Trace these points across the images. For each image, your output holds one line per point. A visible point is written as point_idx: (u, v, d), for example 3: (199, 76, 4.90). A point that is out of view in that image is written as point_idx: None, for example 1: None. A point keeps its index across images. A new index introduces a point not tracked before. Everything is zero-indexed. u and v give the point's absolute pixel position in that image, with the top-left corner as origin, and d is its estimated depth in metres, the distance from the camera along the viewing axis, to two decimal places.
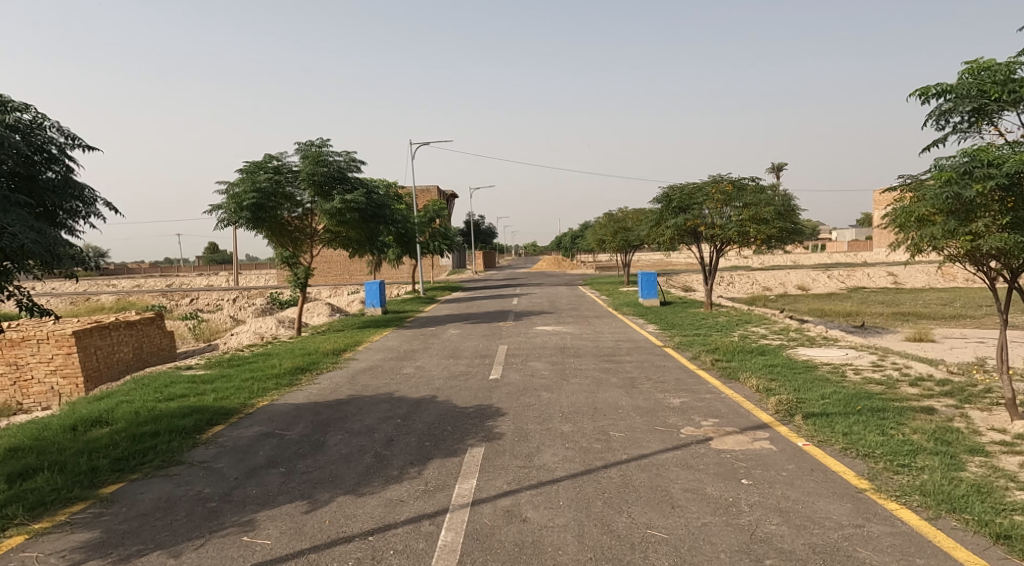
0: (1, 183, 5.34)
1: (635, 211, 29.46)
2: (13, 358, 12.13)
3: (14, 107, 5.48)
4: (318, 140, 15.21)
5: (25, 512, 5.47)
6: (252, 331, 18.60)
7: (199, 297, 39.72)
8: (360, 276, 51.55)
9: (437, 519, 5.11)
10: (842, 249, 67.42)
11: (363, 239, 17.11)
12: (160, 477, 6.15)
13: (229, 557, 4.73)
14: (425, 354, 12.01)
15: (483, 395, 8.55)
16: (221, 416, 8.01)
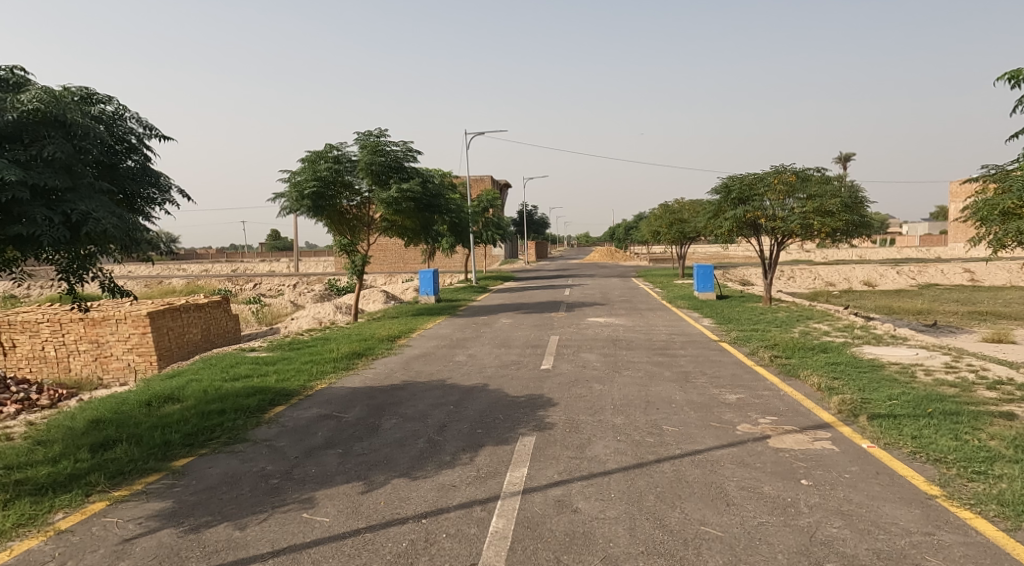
0: (88, 171, 5.64)
1: (691, 202, 28.86)
2: (95, 336, 12.81)
3: (98, 99, 5.74)
4: (376, 129, 15.44)
5: (107, 480, 5.79)
6: (311, 316, 19.12)
7: (262, 282, 41.07)
8: (414, 264, 52.58)
9: (489, 505, 5.18)
10: (914, 249, 58.92)
11: (418, 228, 17.29)
12: (225, 452, 6.40)
13: (291, 532, 4.90)
14: (477, 342, 12.14)
15: (535, 385, 8.60)
16: (283, 396, 8.30)
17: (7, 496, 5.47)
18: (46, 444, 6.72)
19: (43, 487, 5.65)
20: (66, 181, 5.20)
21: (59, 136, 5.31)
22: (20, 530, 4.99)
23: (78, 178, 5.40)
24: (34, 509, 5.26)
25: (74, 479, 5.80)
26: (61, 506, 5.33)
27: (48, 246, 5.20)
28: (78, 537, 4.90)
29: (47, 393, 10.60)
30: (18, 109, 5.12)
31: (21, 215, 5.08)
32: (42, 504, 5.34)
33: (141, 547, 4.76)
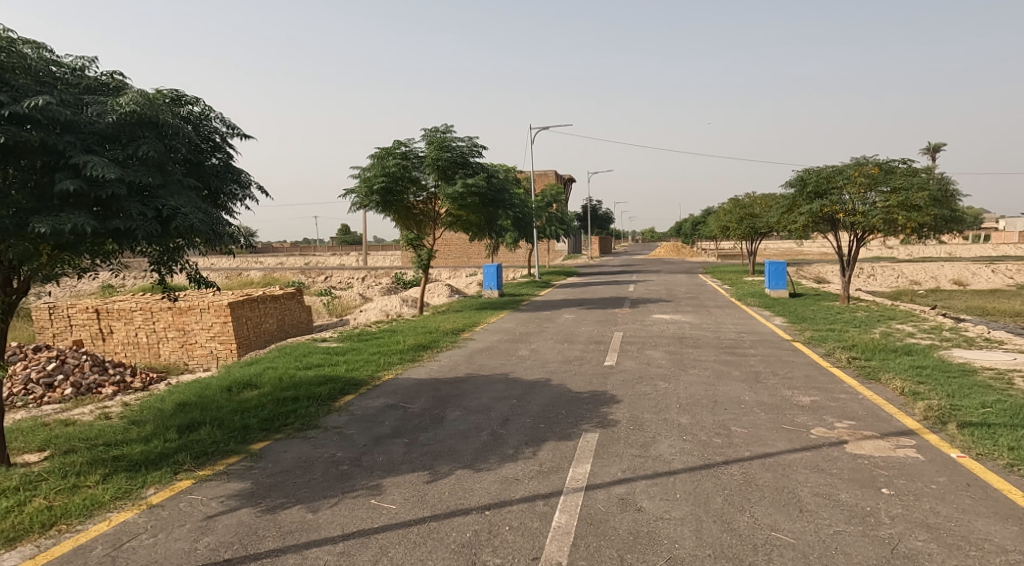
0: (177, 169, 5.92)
1: (763, 197, 27.97)
2: (182, 325, 13.44)
3: (187, 101, 5.96)
4: (443, 125, 15.58)
5: (192, 459, 6.07)
6: (378, 309, 19.52)
7: (332, 274, 42.32)
8: (478, 258, 52.99)
9: (551, 500, 5.15)
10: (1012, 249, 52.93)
11: (483, 223, 17.38)
12: (299, 438, 6.59)
13: (360, 516, 4.99)
14: (540, 337, 12.12)
15: (598, 381, 8.51)
16: (353, 385, 8.50)
17: (105, 471, 5.83)
18: (139, 424, 7.16)
19: (136, 464, 5.98)
20: (158, 178, 5.45)
21: (153, 136, 5.57)
22: (116, 503, 5.28)
23: (168, 176, 5.66)
24: (128, 483, 5.55)
25: (163, 457, 6.12)
26: (153, 482, 5.61)
27: (141, 240, 5.45)
28: (168, 511, 5.14)
29: (138, 377, 11.20)
30: (117, 111, 5.37)
31: (118, 211, 5.33)
32: (136, 480, 5.64)
33: (222, 523, 4.94)
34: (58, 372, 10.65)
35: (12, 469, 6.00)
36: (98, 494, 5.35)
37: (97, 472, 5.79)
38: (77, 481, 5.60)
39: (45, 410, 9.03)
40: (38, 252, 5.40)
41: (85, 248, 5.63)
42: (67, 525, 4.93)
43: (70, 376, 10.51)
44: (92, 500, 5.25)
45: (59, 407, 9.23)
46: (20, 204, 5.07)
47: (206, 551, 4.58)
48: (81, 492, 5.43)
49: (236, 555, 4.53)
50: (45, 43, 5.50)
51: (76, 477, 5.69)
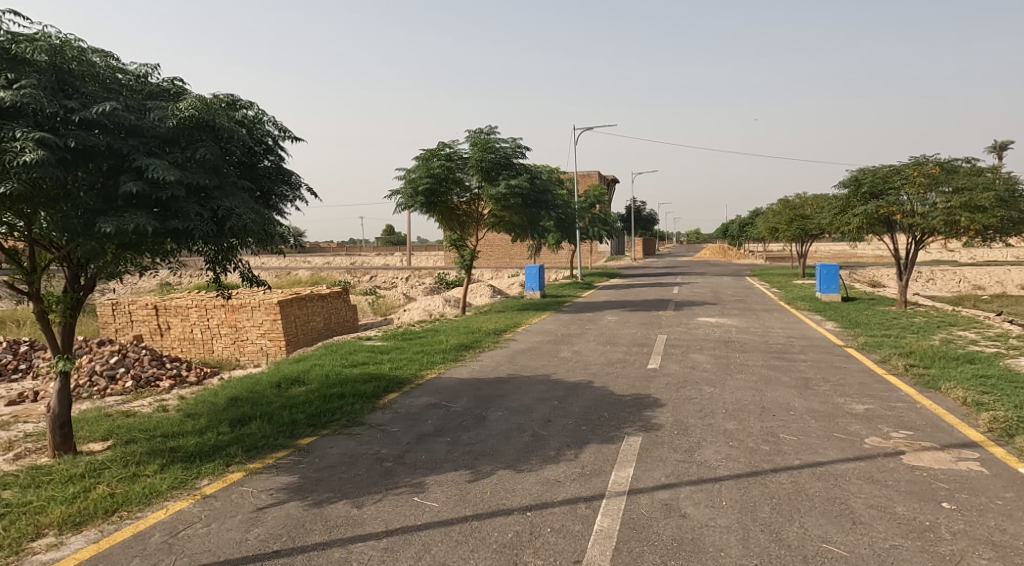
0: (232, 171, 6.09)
1: (814, 198, 27.24)
2: (233, 322, 13.78)
3: (242, 105, 6.06)
4: (487, 126, 15.62)
5: (243, 452, 6.19)
6: (422, 309, 19.66)
7: (377, 274, 42.87)
8: (521, 259, 52.97)
9: (594, 503, 5.08)
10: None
11: (526, 224, 17.34)
12: (345, 434, 6.66)
13: (403, 513, 5.00)
14: (582, 339, 12.02)
15: (642, 384, 8.38)
16: (397, 384, 8.57)
17: (162, 461, 5.98)
18: (194, 417, 7.35)
19: (191, 456, 6.12)
20: (214, 180, 5.60)
21: (209, 139, 5.72)
22: (173, 492, 5.41)
23: (223, 178, 5.81)
24: (184, 474, 5.69)
25: (216, 450, 6.25)
26: (207, 473, 5.73)
27: (199, 240, 5.58)
28: (220, 502, 5.24)
29: (192, 371, 11.52)
30: (177, 116, 5.53)
31: (177, 212, 5.46)
32: (191, 470, 5.77)
33: (271, 516, 5.00)
34: (120, 365, 11.01)
35: (76, 458, 6.20)
36: (156, 483, 5.49)
37: (155, 462, 5.95)
38: (137, 470, 5.76)
39: (107, 401, 9.35)
40: (102, 251, 5.52)
41: (146, 248, 5.76)
42: (128, 512, 5.07)
43: (131, 369, 10.86)
44: (150, 489, 5.39)
45: (121, 399, 9.55)
46: (87, 204, 5.19)
47: (255, 542, 4.64)
48: (140, 480, 5.58)
49: (285, 547, 4.58)
50: (110, 51, 5.69)
51: (136, 467, 5.85)
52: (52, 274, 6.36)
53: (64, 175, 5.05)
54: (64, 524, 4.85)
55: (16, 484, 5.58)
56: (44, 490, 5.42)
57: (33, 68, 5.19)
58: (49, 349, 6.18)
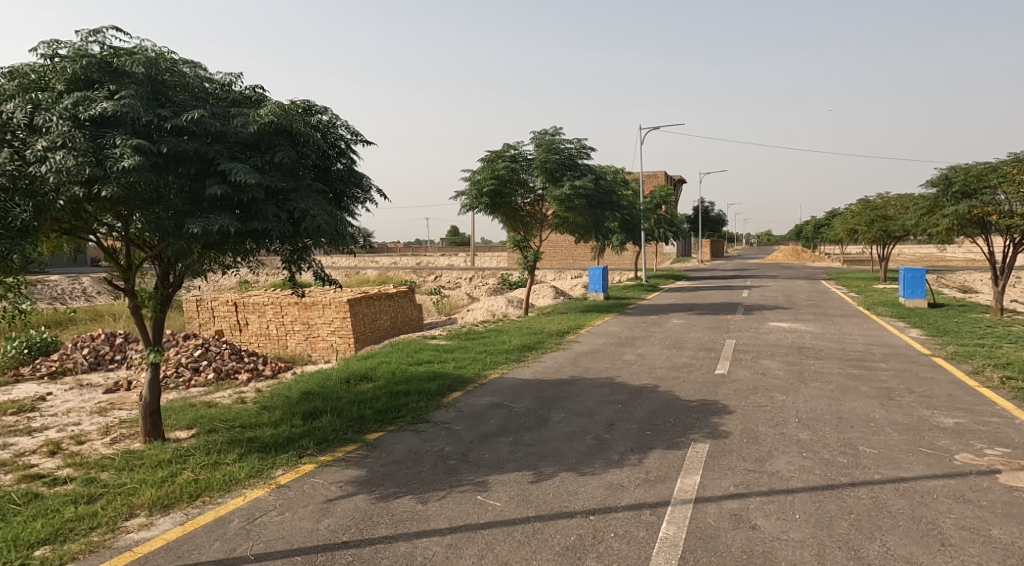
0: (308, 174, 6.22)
1: (898, 198, 25.95)
2: (305, 319, 14.16)
3: (317, 110, 6.17)
4: (552, 127, 15.56)
5: (315, 445, 6.32)
6: (484, 309, 19.71)
7: (441, 274, 43.39)
8: (584, 260, 52.60)
9: (659, 510, 4.91)
10: None
11: (590, 225, 17.16)
12: (410, 431, 6.70)
13: (465, 511, 4.97)
14: (647, 342, 11.77)
15: (709, 390, 8.12)
16: (461, 383, 8.58)
17: (240, 451, 6.16)
18: (270, 409, 7.56)
19: (267, 446, 6.28)
20: (291, 183, 5.72)
21: (287, 144, 5.85)
22: (250, 480, 5.55)
23: (299, 180, 5.94)
24: (260, 463, 5.84)
25: (290, 442, 6.40)
26: (281, 463, 5.87)
27: (276, 240, 5.71)
28: (294, 492, 5.34)
29: (267, 365, 11.89)
30: (258, 122, 5.67)
31: (257, 213, 5.60)
32: (266, 460, 5.92)
33: (340, 507, 5.06)
34: (202, 358, 11.46)
35: (165, 444, 6.46)
36: (235, 471, 5.65)
37: (234, 451, 6.13)
38: (218, 458, 5.95)
39: (191, 392, 9.74)
40: (189, 251, 5.72)
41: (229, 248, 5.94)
42: (210, 497, 5.22)
43: (213, 362, 11.28)
44: (230, 476, 5.54)
45: (203, 390, 9.94)
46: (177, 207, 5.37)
47: (325, 532, 4.69)
48: (221, 468, 5.75)
49: (352, 538, 4.61)
50: (198, 62, 5.92)
51: (217, 454, 6.04)
52: (145, 271, 6.66)
53: (157, 179, 5.25)
54: (154, 506, 5.04)
55: (112, 467, 5.85)
56: (136, 473, 5.66)
57: (131, 80, 5.45)
58: (142, 342, 6.48)
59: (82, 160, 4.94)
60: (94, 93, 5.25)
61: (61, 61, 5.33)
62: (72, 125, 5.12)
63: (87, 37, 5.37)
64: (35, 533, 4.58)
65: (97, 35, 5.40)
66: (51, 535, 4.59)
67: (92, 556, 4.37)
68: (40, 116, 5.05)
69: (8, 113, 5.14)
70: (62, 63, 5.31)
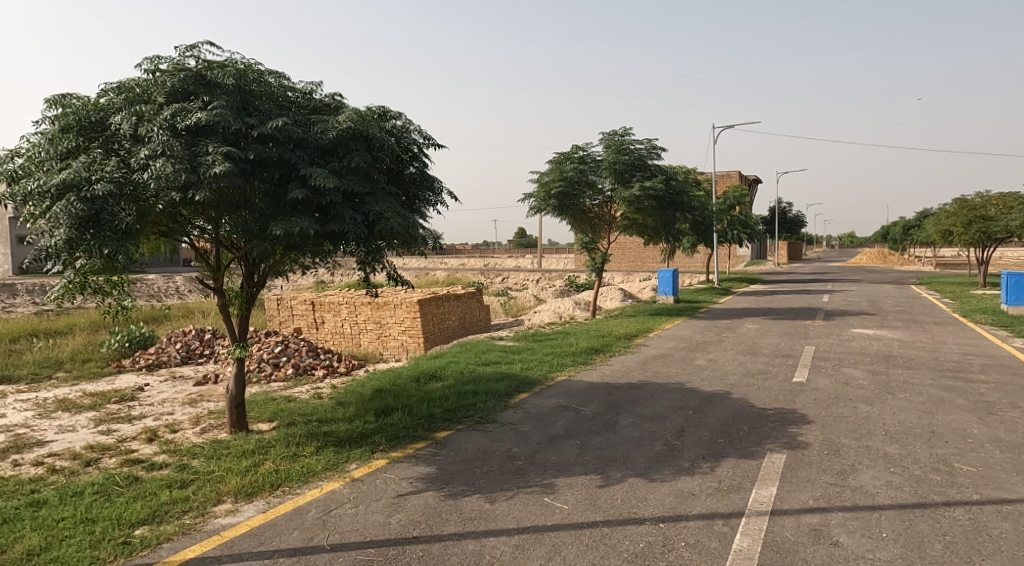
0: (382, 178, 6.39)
1: (1000, 197, 24.42)
2: (378, 318, 14.53)
3: (391, 115, 6.33)
4: (621, 128, 15.44)
5: (387, 441, 6.48)
6: (552, 311, 19.71)
7: (509, 275, 43.71)
8: (653, 262, 51.86)
9: (732, 521, 4.80)
10: None
11: (661, 227, 16.92)
12: (478, 430, 6.78)
13: (533, 513, 4.98)
14: (719, 347, 11.50)
15: (786, 398, 7.86)
16: (528, 384, 8.62)
17: (317, 444, 6.38)
18: (344, 405, 7.80)
19: (341, 441, 6.48)
20: (366, 187, 5.88)
21: (363, 149, 6.02)
22: (326, 472, 5.75)
23: (374, 184, 6.10)
24: (335, 457, 6.03)
25: (363, 437, 6.58)
26: (355, 458, 6.05)
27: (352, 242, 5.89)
28: (367, 486, 5.49)
29: (341, 362, 12.26)
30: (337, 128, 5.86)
31: (335, 216, 5.79)
32: (341, 454, 6.11)
33: (411, 503, 5.16)
34: (283, 354, 11.91)
35: (249, 435, 6.76)
36: (313, 464, 5.86)
37: (312, 444, 6.36)
38: (297, 451, 6.18)
39: (272, 386, 10.15)
40: (272, 251, 5.97)
41: (309, 249, 6.16)
42: (290, 487, 5.44)
43: (292, 358, 11.71)
44: (307, 468, 5.76)
45: (282, 385, 10.35)
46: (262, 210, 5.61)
47: (397, 526, 4.80)
48: (300, 460, 5.98)
49: (423, 534, 4.70)
50: (282, 72, 6.17)
51: (296, 447, 6.28)
52: (233, 271, 6.99)
53: (244, 184, 5.50)
54: (239, 493, 5.28)
55: (202, 455, 6.17)
56: (223, 461, 5.96)
57: (222, 91, 5.74)
58: (229, 338, 6.80)
59: (179, 166, 5.24)
60: (189, 104, 5.57)
61: (162, 75, 5.67)
62: (170, 135, 5.44)
63: (184, 52, 5.70)
64: (135, 514, 4.87)
65: (193, 50, 5.71)
66: (148, 516, 4.87)
67: (185, 538, 4.61)
68: (142, 127, 5.40)
69: (115, 125, 5.50)
70: (162, 77, 5.65)
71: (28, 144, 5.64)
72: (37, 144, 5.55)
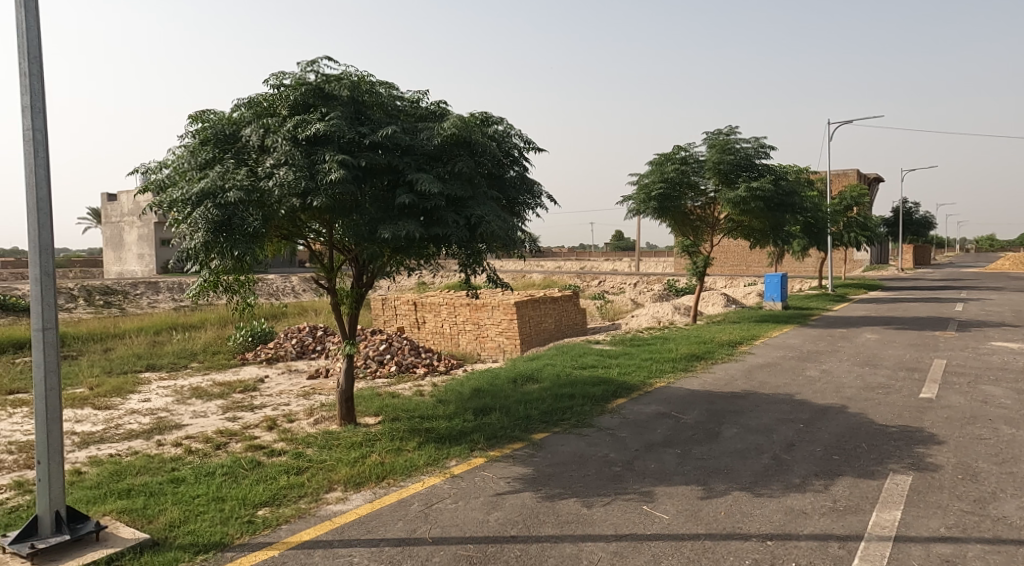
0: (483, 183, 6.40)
1: None
2: (475, 319, 14.69)
3: (494, 121, 6.33)
4: (727, 126, 14.88)
5: (485, 440, 6.48)
6: (651, 316, 19.25)
7: (607, 279, 43.29)
8: (759, 267, 49.85)
9: (850, 544, 4.44)
10: None
11: (768, 230, 16.16)
12: (575, 434, 6.67)
13: (632, 521, 4.82)
14: (834, 357, 10.81)
15: (912, 415, 7.25)
16: (626, 389, 8.41)
17: (419, 439, 6.48)
18: (444, 403, 7.90)
19: (441, 438, 6.55)
20: (469, 192, 5.90)
21: (466, 154, 6.06)
22: (427, 467, 5.81)
23: (476, 189, 6.11)
24: (436, 453, 6.09)
25: (462, 435, 6.62)
26: (454, 455, 6.08)
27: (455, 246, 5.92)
28: (466, 483, 5.50)
29: (441, 361, 12.48)
30: (442, 135, 5.91)
31: (440, 220, 5.84)
32: (441, 451, 6.17)
33: (509, 502, 5.13)
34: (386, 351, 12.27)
35: (357, 428, 6.96)
36: (415, 458, 5.94)
37: (414, 440, 6.46)
38: (400, 445, 6.30)
39: (376, 382, 10.45)
40: (381, 255, 6.10)
41: (414, 252, 6.25)
42: (394, 480, 5.53)
43: (394, 356, 12.04)
44: (410, 462, 5.84)
45: (385, 381, 10.65)
46: (372, 214, 5.76)
47: (495, 524, 4.77)
48: (403, 454, 6.08)
49: (521, 534, 4.64)
50: (392, 83, 6.31)
51: (399, 441, 6.40)
52: (344, 273, 7.21)
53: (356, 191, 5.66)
54: (348, 482, 5.43)
55: (314, 444, 6.40)
56: (334, 452, 6.14)
57: (338, 102, 5.93)
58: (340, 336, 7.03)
59: (299, 174, 5.45)
60: (309, 116, 5.78)
61: (285, 89, 5.93)
62: (292, 145, 5.68)
63: (305, 67, 5.92)
64: (258, 496, 5.10)
65: (313, 64, 5.92)
66: (269, 498, 5.09)
67: (300, 521, 4.77)
68: (268, 138, 5.67)
69: (245, 137, 5.80)
70: (285, 91, 5.90)
71: (172, 156, 6.06)
72: (179, 156, 5.95)
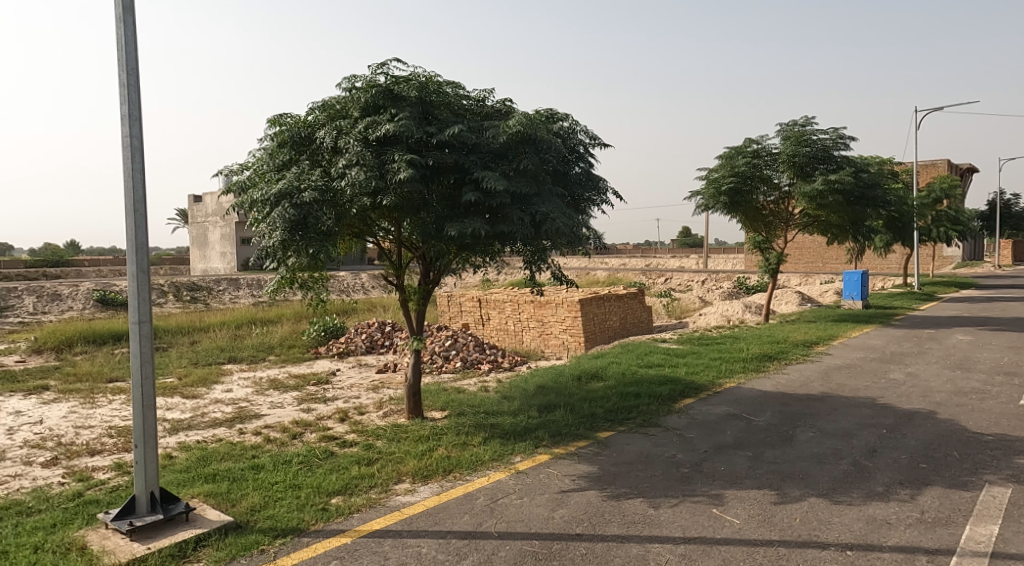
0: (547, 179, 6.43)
1: None
2: (540, 316, 14.73)
3: (558, 117, 6.36)
4: (802, 117, 14.39)
5: (550, 437, 6.51)
6: (720, 314, 18.84)
7: (674, 276, 42.60)
8: (836, 263, 47.96)
9: (936, 558, 4.26)
10: None
11: (847, 224, 15.55)
12: (641, 433, 6.63)
13: (702, 524, 4.76)
14: (919, 360, 10.32)
15: (1008, 424, 6.86)
16: (693, 389, 8.29)
17: (485, 435, 6.57)
18: (510, 399, 7.98)
19: (507, 434, 6.62)
20: (533, 188, 5.94)
21: (531, 152, 6.10)
22: (493, 462, 5.90)
23: (541, 185, 6.15)
24: (502, 448, 6.18)
25: (527, 431, 6.69)
26: (519, 451, 6.15)
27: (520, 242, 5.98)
28: (532, 479, 5.56)
29: (507, 357, 12.58)
30: (507, 133, 5.96)
31: (504, 217, 5.91)
32: (507, 446, 6.25)
33: (575, 500, 5.16)
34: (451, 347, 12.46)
35: (424, 422, 7.12)
36: (480, 453, 6.04)
37: (479, 435, 6.56)
38: (466, 440, 6.41)
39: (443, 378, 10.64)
40: (448, 251, 6.22)
41: (480, 249, 6.34)
42: (460, 474, 5.65)
43: (460, 352, 12.23)
44: (476, 457, 5.94)
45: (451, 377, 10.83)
46: (439, 213, 5.88)
47: (560, 521, 4.81)
48: (469, 448, 6.19)
49: (586, 532, 4.66)
50: (459, 82, 6.40)
51: (465, 436, 6.51)
52: (412, 269, 7.37)
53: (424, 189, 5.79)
54: (416, 475, 5.57)
55: (384, 437, 6.59)
56: (402, 444, 6.31)
57: (407, 103, 6.07)
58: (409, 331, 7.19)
59: (370, 173, 5.62)
60: (379, 117, 5.94)
61: (356, 92, 6.11)
62: (363, 146, 5.85)
63: (375, 70, 6.08)
64: (331, 484, 5.31)
65: (383, 67, 6.08)
66: (341, 488, 5.28)
67: (371, 511, 4.94)
68: (341, 140, 5.87)
69: (319, 139, 6.02)
70: (357, 93, 6.08)
71: (252, 159, 6.35)
72: (259, 158, 6.23)
